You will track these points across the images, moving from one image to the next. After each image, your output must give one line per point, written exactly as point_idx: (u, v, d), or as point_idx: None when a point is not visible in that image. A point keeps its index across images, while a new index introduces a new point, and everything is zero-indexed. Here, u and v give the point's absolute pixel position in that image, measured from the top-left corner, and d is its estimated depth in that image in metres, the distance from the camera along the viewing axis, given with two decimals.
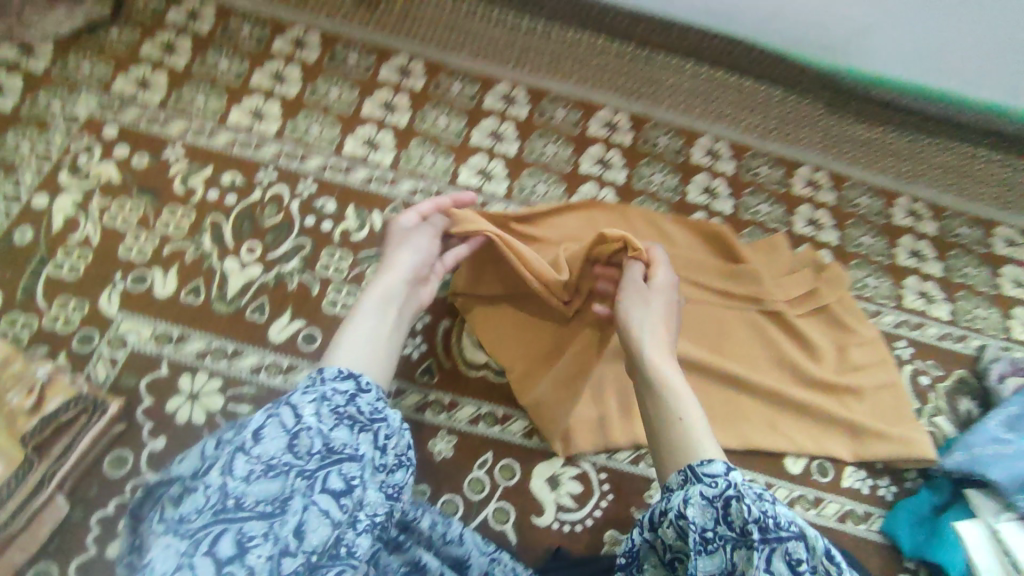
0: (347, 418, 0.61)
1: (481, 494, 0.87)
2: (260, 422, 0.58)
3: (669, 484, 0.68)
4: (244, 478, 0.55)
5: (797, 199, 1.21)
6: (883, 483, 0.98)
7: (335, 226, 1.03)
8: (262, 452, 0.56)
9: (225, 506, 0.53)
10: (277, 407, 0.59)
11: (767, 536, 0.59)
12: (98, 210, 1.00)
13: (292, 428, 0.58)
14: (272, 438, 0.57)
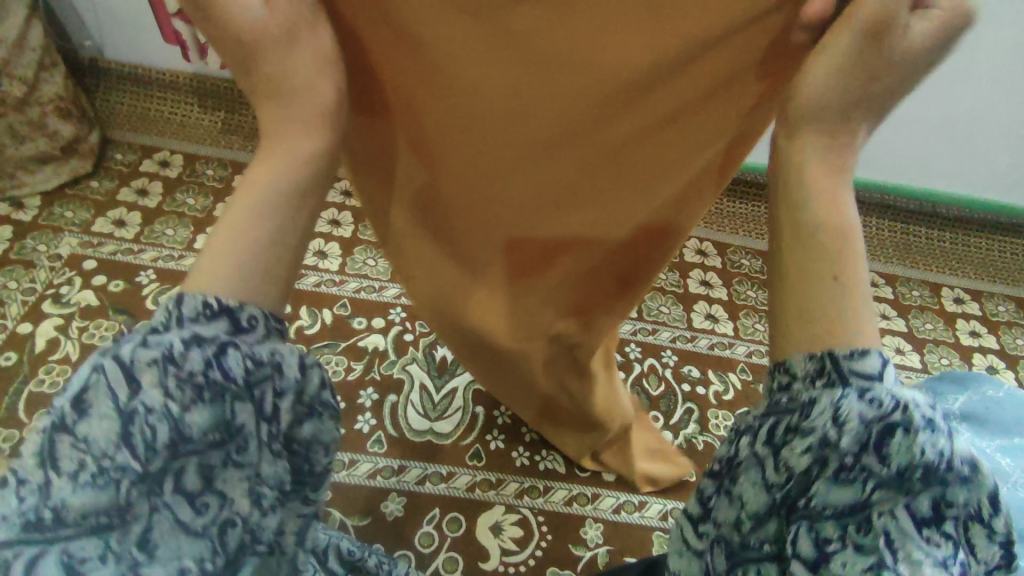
0: (210, 384, 0.36)
1: (431, 546, 0.97)
2: (82, 382, 0.35)
3: (795, 370, 0.38)
4: (71, 476, 0.34)
5: (689, 265, 1.45)
6: None
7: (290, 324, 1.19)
8: (93, 437, 0.35)
9: (39, 520, 0.34)
10: (104, 359, 0.36)
11: (933, 477, 0.34)
12: (77, 330, 1.13)
13: (125, 404, 0.35)
14: (106, 420, 0.35)
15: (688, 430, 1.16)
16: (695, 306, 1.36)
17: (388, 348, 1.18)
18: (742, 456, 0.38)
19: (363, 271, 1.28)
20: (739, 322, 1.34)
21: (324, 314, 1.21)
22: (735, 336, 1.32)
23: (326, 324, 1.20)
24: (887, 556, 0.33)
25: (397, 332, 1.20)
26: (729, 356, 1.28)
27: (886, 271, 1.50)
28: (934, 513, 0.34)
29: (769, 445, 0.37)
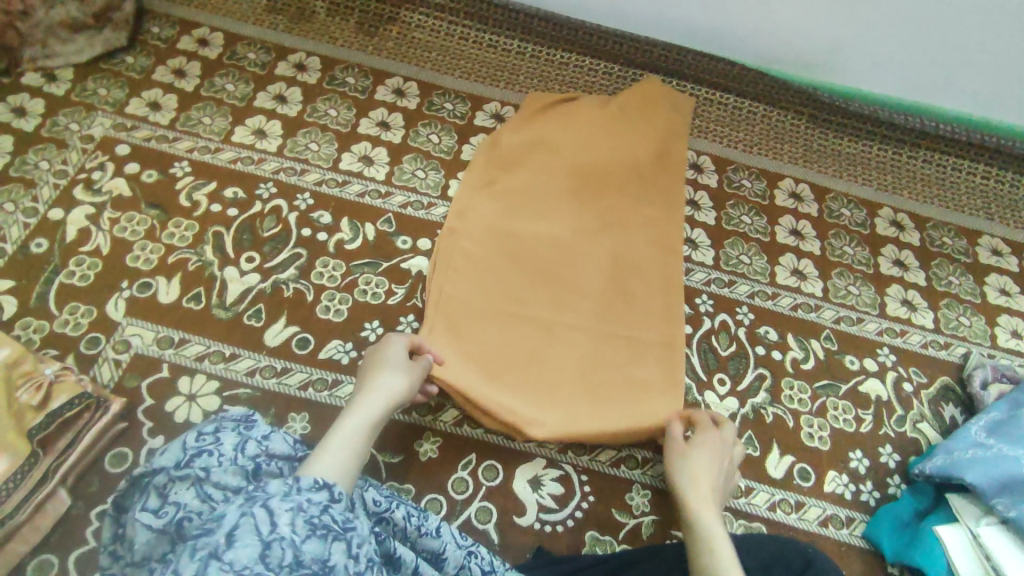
0: (320, 528, 0.58)
1: (465, 494, 0.90)
2: (234, 523, 0.56)
3: None
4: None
5: (779, 211, 1.26)
6: (866, 488, 0.98)
7: (330, 236, 1.09)
8: (238, 558, 0.54)
9: None
10: (251, 508, 0.58)
11: None
12: (109, 222, 1.06)
13: (266, 538, 0.56)
14: (246, 542, 0.55)
15: (756, 400, 1.03)
16: (780, 259, 1.19)
17: None
18: None
19: (412, 185, 1.17)
20: (830, 282, 1.18)
21: (366, 229, 1.11)
22: (823, 299, 1.16)
23: (368, 240, 1.10)
24: None
25: None
26: (813, 321, 1.13)
27: (1015, 237, 1.27)
28: None
29: None
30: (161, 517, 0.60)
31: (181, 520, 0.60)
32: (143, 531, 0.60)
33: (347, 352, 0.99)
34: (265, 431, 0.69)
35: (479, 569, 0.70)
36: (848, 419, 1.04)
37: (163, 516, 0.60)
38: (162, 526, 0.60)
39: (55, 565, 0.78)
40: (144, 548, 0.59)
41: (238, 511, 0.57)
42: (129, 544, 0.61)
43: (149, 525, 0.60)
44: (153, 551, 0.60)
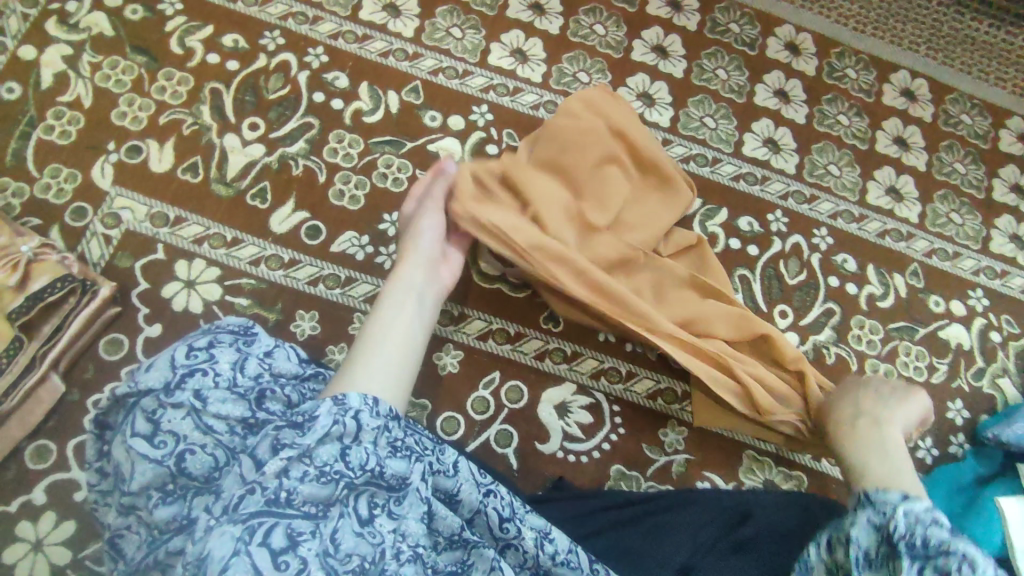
0: (403, 448, 0.55)
1: (485, 415, 0.83)
2: (324, 422, 0.52)
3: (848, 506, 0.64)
4: (297, 477, 0.49)
5: (885, 111, 1.03)
6: (924, 445, 0.90)
7: (346, 105, 0.93)
8: (318, 454, 0.51)
9: (275, 498, 0.49)
10: (342, 409, 0.53)
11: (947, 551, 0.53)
12: (90, 68, 0.89)
13: (348, 436, 0.52)
14: (325, 441, 0.51)
15: (820, 337, 0.91)
16: (876, 173, 1.00)
17: (463, 160, 0.92)
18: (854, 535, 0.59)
19: (444, 46, 0.97)
20: (930, 207, 0.99)
21: (389, 99, 0.93)
22: (918, 226, 0.98)
23: (390, 112, 0.93)
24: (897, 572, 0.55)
25: (478, 140, 0.94)
26: (901, 252, 0.97)
27: None
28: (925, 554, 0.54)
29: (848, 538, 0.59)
30: (157, 448, 0.51)
31: (183, 454, 0.52)
32: (138, 463, 0.51)
33: (362, 247, 0.87)
34: (267, 346, 0.59)
35: (496, 513, 0.66)
36: (919, 368, 0.92)
37: (159, 447, 0.51)
38: (159, 459, 0.51)
39: (54, 451, 0.75)
40: (141, 481, 0.51)
41: (328, 415, 0.52)
42: (121, 471, 0.52)
43: (146, 457, 0.51)
44: (153, 483, 0.51)
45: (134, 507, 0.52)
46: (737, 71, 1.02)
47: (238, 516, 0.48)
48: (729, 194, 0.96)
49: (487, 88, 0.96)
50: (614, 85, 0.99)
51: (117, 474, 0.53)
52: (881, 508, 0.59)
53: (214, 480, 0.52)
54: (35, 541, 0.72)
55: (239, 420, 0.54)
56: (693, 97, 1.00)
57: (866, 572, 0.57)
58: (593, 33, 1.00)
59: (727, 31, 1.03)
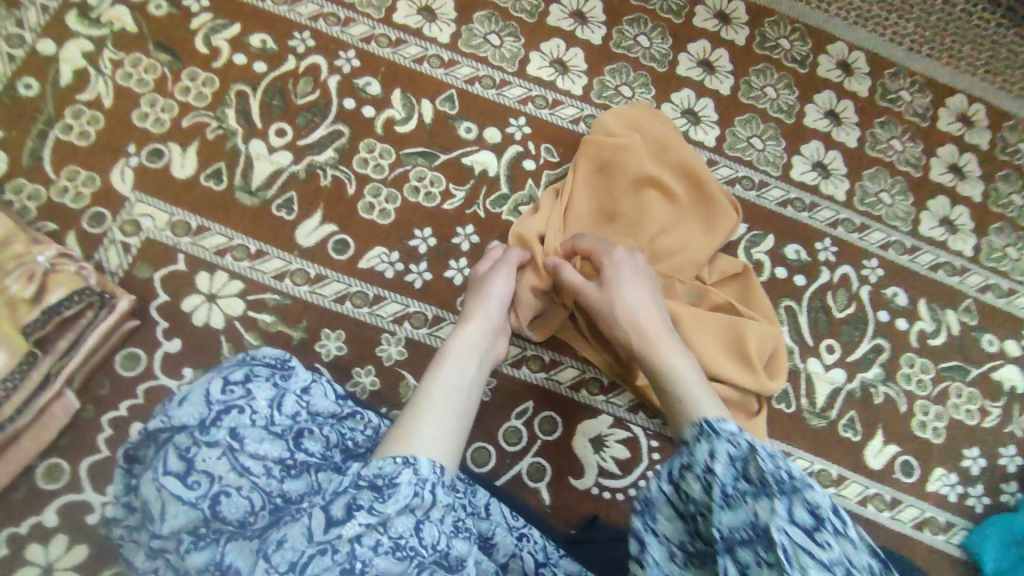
0: (465, 527, 0.54)
1: (517, 446, 0.78)
2: (405, 490, 0.51)
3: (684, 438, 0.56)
4: (372, 547, 0.48)
5: (940, 137, 0.98)
6: (974, 492, 0.84)
7: (378, 112, 0.88)
8: (394, 525, 0.49)
9: (350, 567, 0.47)
10: (422, 480, 0.52)
11: (788, 488, 0.47)
12: (111, 65, 0.85)
13: (422, 510, 0.51)
14: (403, 513, 0.50)
15: (868, 375, 0.87)
16: (929, 203, 0.95)
17: (499, 175, 0.88)
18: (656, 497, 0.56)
19: (482, 54, 0.92)
20: (985, 240, 0.94)
21: (423, 108, 0.89)
22: (972, 260, 0.94)
23: (424, 122, 0.88)
24: (786, 565, 0.44)
25: (515, 154, 0.89)
26: (954, 286, 0.92)
27: None
28: (808, 523, 0.46)
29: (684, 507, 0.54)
30: (191, 489, 0.49)
31: (218, 497, 0.49)
32: (171, 504, 0.48)
33: (392, 264, 0.83)
34: (304, 381, 0.57)
35: (531, 557, 0.64)
36: (971, 411, 0.88)
37: (194, 489, 0.49)
38: (193, 502, 0.48)
39: (66, 470, 0.72)
40: (173, 524, 0.48)
41: (409, 485, 0.51)
42: (151, 512, 0.49)
43: (179, 498, 0.48)
44: (184, 527, 0.48)
45: (165, 549, 0.49)
46: (786, 89, 0.97)
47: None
48: (776, 219, 0.91)
49: (525, 100, 0.91)
50: (657, 100, 0.94)
51: (145, 514, 0.50)
52: (728, 436, 0.52)
53: (250, 527, 0.49)
54: (44, 565, 0.69)
55: (277, 463, 0.51)
56: (739, 115, 0.95)
57: (725, 513, 0.49)
58: (637, 45, 0.95)
59: (777, 46, 0.98)
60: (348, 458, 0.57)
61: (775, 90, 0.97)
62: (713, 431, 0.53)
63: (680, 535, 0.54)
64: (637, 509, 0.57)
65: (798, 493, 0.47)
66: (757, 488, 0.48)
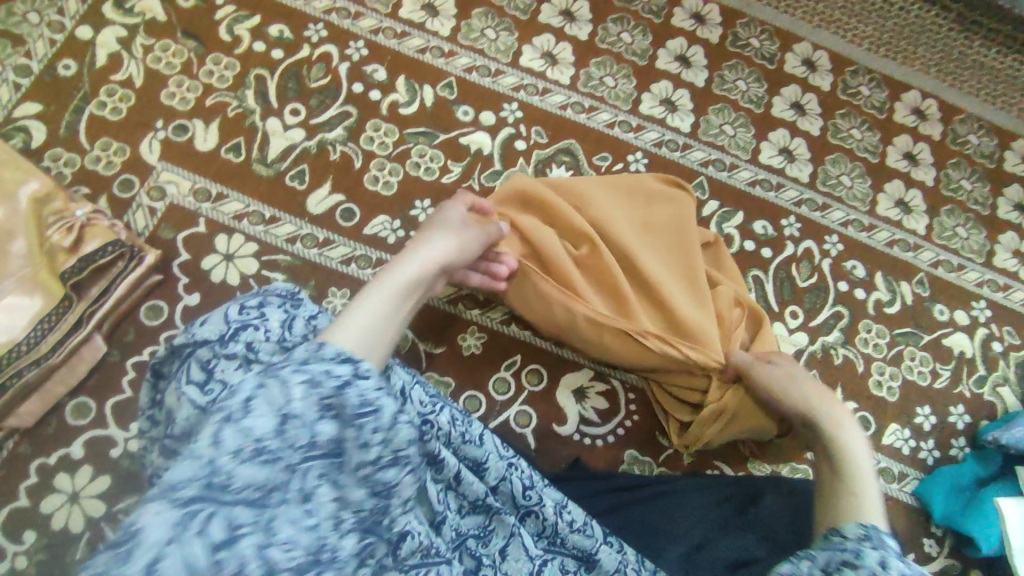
0: (339, 413, 0.49)
1: (506, 395, 0.86)
2: (252, 389, 0.47)
3: (844, 533, 0.58)
4: (234, 455, 0.45)
5: (896, 128, 1.08)
6: (926, 446, 0.92)
7: (384, 96, 0.97)
8: (256, 429, 0.46)
9: (212, 483, 0.44)
10: (271, 374, 0.48)
11: None
12: (141, 50, 0.94)
13: (283, 409, 0.47)
14: (262, 413, 0.47)
15: (829, 338, 0.95)
16: (886, 185, 1.04)
17: (493, 154, 0.97)
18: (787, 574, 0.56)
19: (479, 46, 1.01)
20: (937, 220, 1.03)
21: (425, 92, 0.98)
22: (925, 237, 1.02)
23: (425, 106, 0.97)
24: None
25: (507, 136, 0.98)
26: (908, 261, 1.01)
27: None
28: None
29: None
30: (205, 395, 0.55)
31: None
32: (187, 407, 0.54)
33: (394, 231, 0.91)
34: (312, 310, 0.62)
35: (520, 482, 0.69)
36: (923, 372, 0.96)
37: (208, 395, 0.55)
38: (205, 407, 0.54)
39: (92, 408, 0.78)
40: (185, 424, 0.54)
41: (256, 377, 0.48)
42: (171, 415, 0.56)
43: (193, 402, 0.55)
44: (193, 429, 0.54)
45: (173, 452, 0.55)
46: (756, 83, 1.07)
47: (175, 498, 0.44)
48: (746, 198, 1.00)
49: (518, 87, 1.00)
50: (638, 90, 1.03)
51: (167, 419, 0.57)
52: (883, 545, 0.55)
53: None
54: (71, 493, 0.75)
55: None
56: (713, 105, 1.04)
57: None
58: (620, 41, 1.05)
59: (748, 44, 1.08)
60: None
61: (746, 84, 1.07)
62: (883, 545, 0.55)
63: None
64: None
65: None
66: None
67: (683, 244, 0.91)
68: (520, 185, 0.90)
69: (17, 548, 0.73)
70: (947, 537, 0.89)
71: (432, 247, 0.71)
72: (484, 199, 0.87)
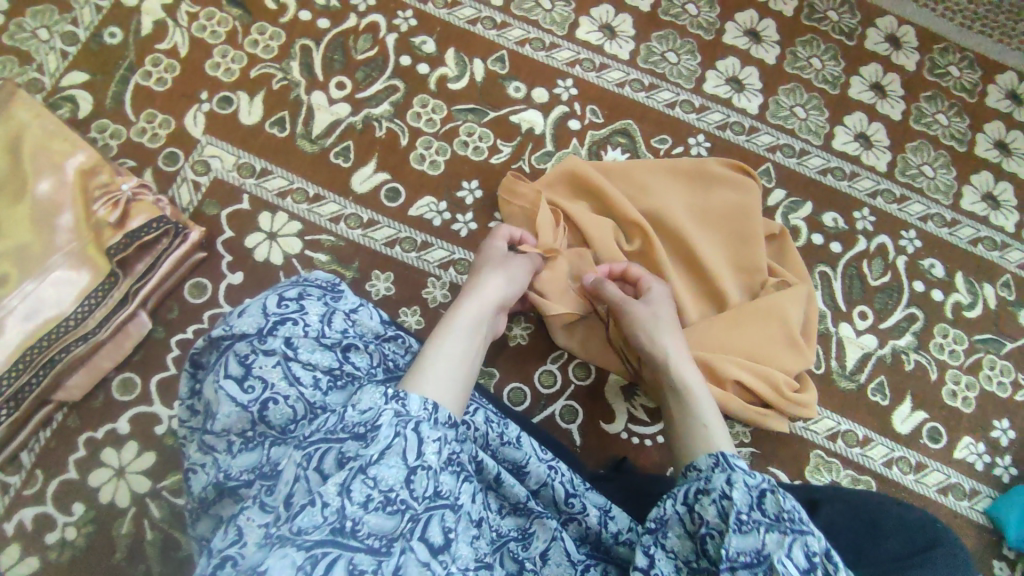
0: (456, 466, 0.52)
1: (551, 389, 0.83)
2: (385, 436, 0.49)
3: (696, 464, 0.60)
4: (363, 505, 0.47)
5: (988, 114, 0.98)
6: (1002, 463, 0.86)
7: (432, 70, 0.92)
8: (383, 478, 0.48)
9: (342, 528, 0.45)
10: (404, 425, 0.50)
11: (793, 524, 0.51)
12: (187, 18, 0.91)
13: (413, 462, 0.49)
14: (391, 463, 0.48)
15: (900, 342, 0.88)
16: (972, 177, 0.95)
17: (545, 133, 0.91)
18: (666, 513, 0.56)
19: (533, 17, 0.95)
20: None
21: (475, 67, 0.93)
22: (1014, 236, 0.93)
23: (475, 81, 0.92)
24: None
25: (561, 114, 0.92)
26: (994, 261, 0.92)
27: None
28: (807, 563, 0.49)
29: (688, 506, 0.55)
30: (245, 393, 0.52)
31: (267, 402, 0.52)
32: (226, 403, 0.52)
33: (440, 213, 0.87)
34: (352, 303, 0.60)
35: (563, 486, 0.67)
36: (1003, 383, 0.88)
37: (247, 392, 0.52)
38: (245, 404, 0.52)
39: (137, 384, 0.77)
40: (226, 422, 0.52)
41: (390, 427, 0.50)
42: (208, 409, 0.54)
43: (233, 398, 0.52)
44: (234, 427, 0.53)
45: (213, 448, 0.54)
46: (832, 61, 0.98)
47: (302, 541, 0.44)
48: (815, 187, 0.93)
49: (573, 63, 0.94)
50: (703, 67, 0.96)
51: (204, 413, 0.55)
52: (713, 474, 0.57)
53: (292, 433, 0.53)
54: (117, 468, 0.75)
55: (325, 373, 0.55)
56: (784, 85, 0.96)
57: (735, 535, 0.50)
58: (685, 13, 0.97)
59: (825, 18, 0.99)
60: (390, 377, 0.60)
61: (821, 62, 0.98)
62: (730, 466, 0.57)
63: (687, 552, 0.54)
64: (649, 527, 0.57)
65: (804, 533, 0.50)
66: (772, 523, 0.51)
67: (743, 232, 0.85)
68: (572, 168, 0.85)
69: (66, 519, 0.73)
70: (1022, 561, 0.83)
71: (489, 292, 0.70)
72: (537, 190, 0.84)
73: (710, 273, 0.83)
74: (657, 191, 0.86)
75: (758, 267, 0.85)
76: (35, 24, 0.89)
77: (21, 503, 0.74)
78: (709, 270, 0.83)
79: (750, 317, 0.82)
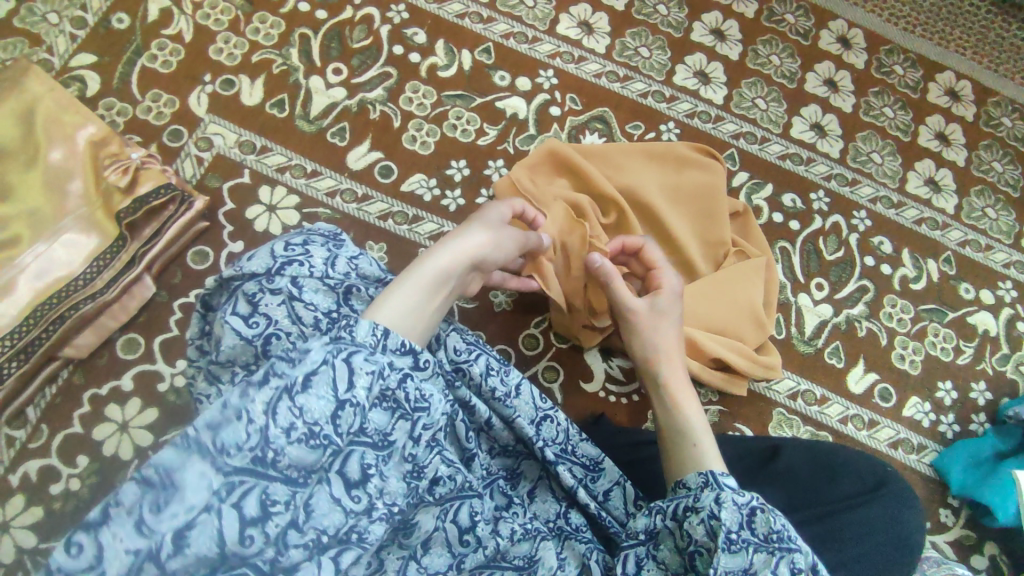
0: (389, 402, 0.47)
1: (534, 351, 0.89)
2: (316, 363, 0.44)
3: (686, 482, 0.61)
4: (285, 434, 0.42)
5: (929, 108, 1.08)
6: (946, 420, 0.94)
7: (423, 59, 0.99)
8: (310, 409, 0.42)
9: (263, 458, 0.41)
10: (337, 354, 0.45)
11: (778, 541, 0.54)
12: (191, 6, 0.96)
13: (342, 395, 0.44)
14: (320, 395, 0.43)
15: (852, 311, 0.96)
16: (916, 164, 1.05)
17: (528, 118, 0.98)
18: (658, 527, 0.59)
19: (517, 13, 1.03)
20: (966, 199, 1.04)
21: (463, 57, 1.00)
22: (953, 217, 1.03)
23: (463, 69, 0.99)
24: None
25: (542, 102, 1.00)
26: (936, 239, 1.01)
27: None
28: None
29: (677, 521, 0.57)
30: (251, 327, 0.57)
31: (270, 337, 0.57)
32: (231, 335, 0.57)
33: (430, 189, 0.93)
34: (353, 251, 0.64)
35: (552, 438, 0.69)
36: (946, 348, 0.97)
37: (253, 327, 0.57)
38: (250, 338, 0.57)
39: (141, 344, 0.81)
40: (232, 352, 0.57)
41: (322, 354, 0.45)
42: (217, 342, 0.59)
43: (238, 332, 0.57)
44: (239, 358, 0.58)
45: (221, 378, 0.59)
46: (790, 58, 1.07)
47: (221, 462, 0.40)
48: (775, 171, 1.01)
49: (553, 55, 1.02)
50: (672, 62, 1.04)
51: (212, 347, 0.60)
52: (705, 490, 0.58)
53: None
54: (121, 423, 0.79)
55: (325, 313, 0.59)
56: (746, 79, 1.05)
57: (725, 555, 0.53)
58: (656, 12, 1.06)
59: (783, 20, 1.09)
60: None
61: (780, 59, 1.07)
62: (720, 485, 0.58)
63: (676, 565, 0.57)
64: (641, 538, 0.60)
65: (791, 552, 0.53)
66: (761, 543, 0.54)
67: (710, 210, 0.93)
68: (554, 149, 0.92)
69: (70, 471, 0.77)
70: (965, 509, 0.90)
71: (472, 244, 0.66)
72: (521, 170, 0.91)
73: (680, 246, 0.91)
74: (632, 172, 0.93)
75: (723, 241, 0.92)
76: (45, 9, 0.94)
77: (27, 455, 0.77)
78: (679, 243, 0.91)
79: (720, 293, 0.88)
